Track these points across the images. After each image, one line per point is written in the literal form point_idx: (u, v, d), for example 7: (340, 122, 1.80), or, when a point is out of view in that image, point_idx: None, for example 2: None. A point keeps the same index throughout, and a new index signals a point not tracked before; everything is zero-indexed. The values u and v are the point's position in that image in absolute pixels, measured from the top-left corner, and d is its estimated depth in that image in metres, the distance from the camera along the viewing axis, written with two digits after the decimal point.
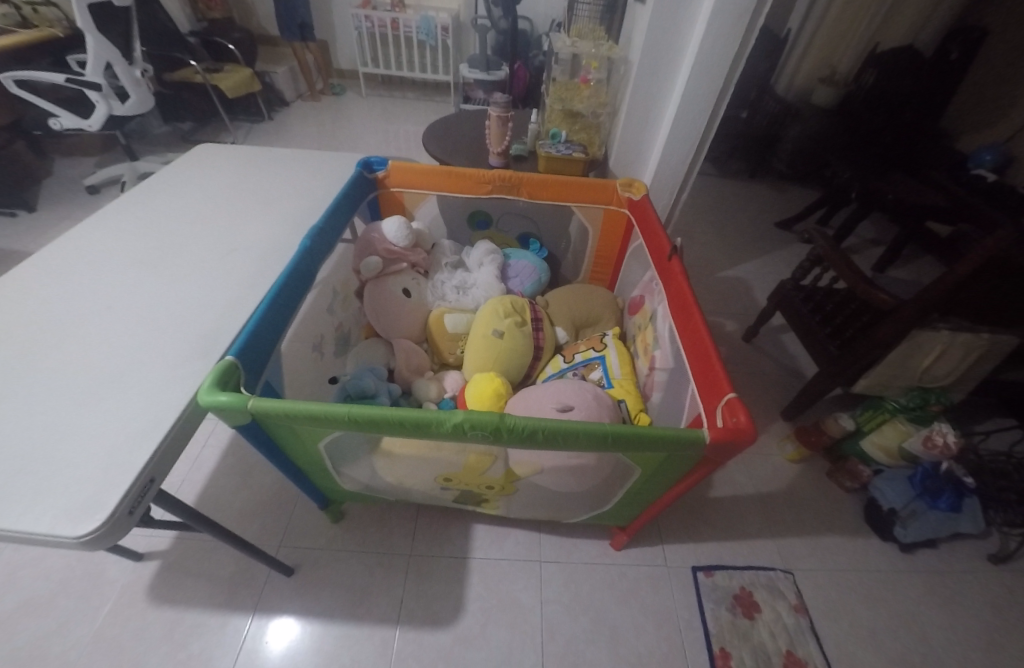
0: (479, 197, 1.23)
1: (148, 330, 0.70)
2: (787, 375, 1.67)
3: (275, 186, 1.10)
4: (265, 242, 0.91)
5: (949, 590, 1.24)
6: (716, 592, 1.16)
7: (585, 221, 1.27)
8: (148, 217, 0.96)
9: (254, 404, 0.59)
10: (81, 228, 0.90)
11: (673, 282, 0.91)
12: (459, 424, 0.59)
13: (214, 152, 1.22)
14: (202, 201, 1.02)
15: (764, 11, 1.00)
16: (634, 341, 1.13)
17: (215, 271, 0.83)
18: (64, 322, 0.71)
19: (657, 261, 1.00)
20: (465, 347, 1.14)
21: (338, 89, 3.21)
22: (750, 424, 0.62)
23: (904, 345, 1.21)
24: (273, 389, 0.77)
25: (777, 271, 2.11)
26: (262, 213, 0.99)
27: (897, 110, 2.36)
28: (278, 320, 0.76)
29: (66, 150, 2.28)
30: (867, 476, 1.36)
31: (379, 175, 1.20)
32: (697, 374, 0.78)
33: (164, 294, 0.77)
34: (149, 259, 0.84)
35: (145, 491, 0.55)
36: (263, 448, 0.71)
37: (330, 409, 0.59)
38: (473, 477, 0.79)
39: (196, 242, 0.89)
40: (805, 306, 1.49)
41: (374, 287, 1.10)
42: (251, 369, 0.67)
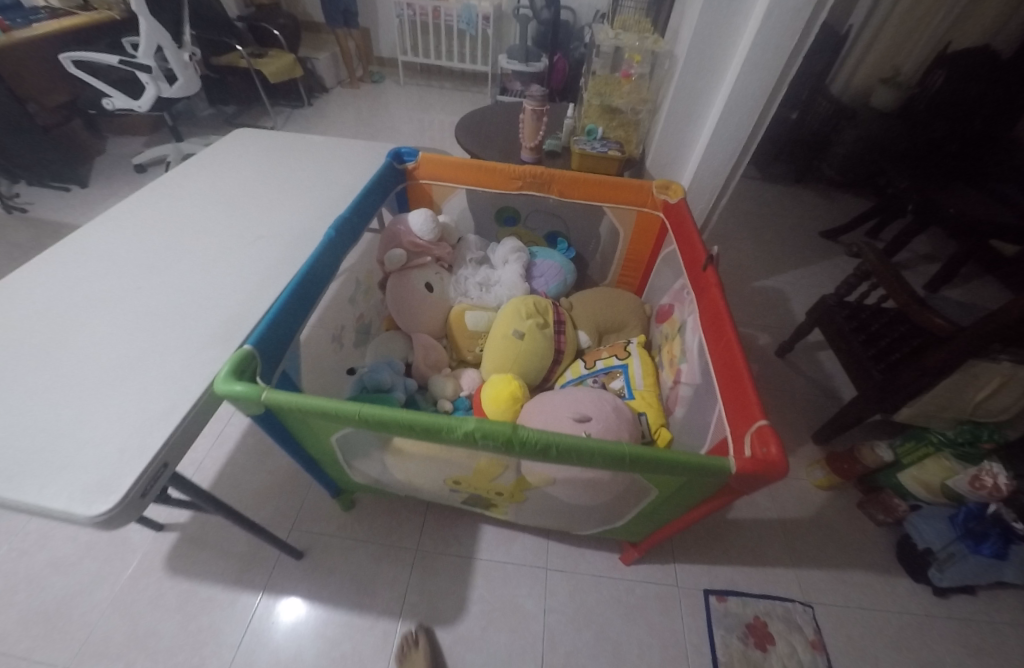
0: (509, 193, 1.20)
1: (174, 313, 0.71)
2: (821, 395, 1.58)
3: (306, 173, 1.10)
4: (292, 230, 0.91)
5: (985, 640, 1.15)
6: (728, 618, 1.12)
7: (616, 222, 1.22)
8: (184, 200, 0.98)
9: (267, 396, 0.58)
10: (119, 207, 0.92)
11: (705, 294, 0.86)
12: (471, 433, 0.57)
13: (250, 138, 1.23)
14: (235, 187, 1.03)
15: (828, 5, 0.93)
16: (660, 352, 1.09)
17: (241, 256, 0.83)
18: (97, 302, 0.72)
19: (690, 271, 0.95)
20: (484, 346, 1.12)
21: (377, 77, 3.23)
22: (782, 458, 0.58)
23: (958, 374, 1.12)
24: (290, 379, 0.77)
25: (819, 283, 1.99)
26: (292, 200, 1.00)
27: (965, 119, 2.20)
28: (298, 311, 0.75)
29: (118, 128, 2.38)
30: (902, 511, 1.27)
31: (409, 166, 1.19)
32: (726, 395, 0.74)
33: (192, 277, 0.78)
34: (180, 242, 0.86)
35: (158, 475, 0.55)
36: (276, 437, 0.71)
37: (342, 406, 0.58)
38: (483, 483, 0.77)
39: (226, 227, 0.90)
40: (848, 324, 1.39)
41: (398, 280, 1.09)
42: (268, 359, 0.67)
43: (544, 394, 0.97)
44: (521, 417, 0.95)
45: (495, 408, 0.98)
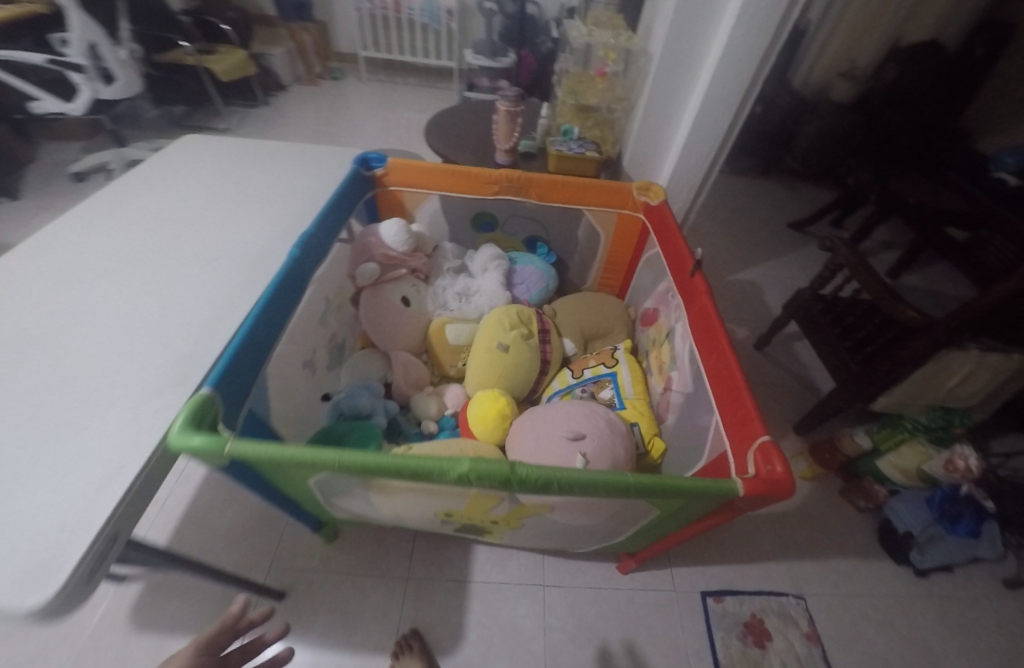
0: (485, 198, 1.15)
1: (118, 353, 0.64)
2: (800, 387, 1.61)
3: (265, 183, 1.02)
4: (251, 249, 0.83)
5: (966, 618, 1.19)
6: (725, 619, 1.12)
7: (596, 225, 1.19)
8: (125, 217, 0.89)
9: (231, 448, 0.52)
10: (47, 230, 0.82)
11: (695, 301, 0.84)
12: (463, 475, 0.52)
13: (199, 144, 1.13)
14: (184, 202, 0.94)
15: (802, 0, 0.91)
16: (648, 357, 1.06)
17: (194, 283, 0.75)
18: (26, 346, 0.64)
19: (677, 276, 0.92)
20: (467, 360, 1.08)
21: (338, 73, 3.09)
22: (788, 476, 0.56)
23: (930, 364, 1.14)
24: (257, 417, 0.70)
25: (792, 275, 2.03)
26: (250, 216, 0.92)
27: (916, 110, 2.26)
28: (263, 342, 0.69)
29: (51, 134, 2.18)
30: (882, 497, 1.30)
31: (378, 172, 1.12)
32: (723, 408, 0.71)
33: (137, 309, 0.70)
34: (123, 268, 0.77)
35: (107, 550, 0.49)
36: (246, 485, 0.64)
37: (317, 455, 0.52)
38: (476, 513, 0.73)
39: (176, 250, 0.81)
40: (824, 318, 1.41)
41: (371, 295, 1.03)
42: (230, 401, 0.60)
43: (535, 410, 0.94)
44: (511, 435, 0.91)
45: (483, 427, 0.94)
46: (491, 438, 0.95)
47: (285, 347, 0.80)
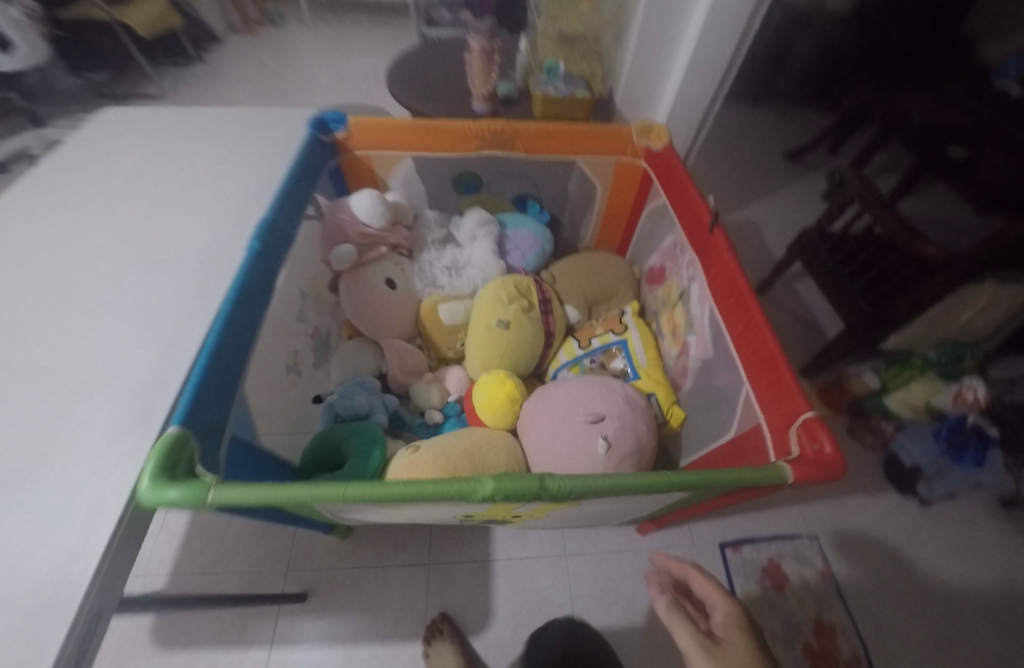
0: (466, 156, 1.02)
1: (65, 392, 0.54)
2: (805, 328, 1.57)
3: (209, 158, 0.87)
4: (204, 244, 0.72)
5: (971, 539, 1.23)
6: (744, 567, 1.14)
7: (591, 175, 1.08)
8: (49, 215, 0.75)
9: (215, 496, 0.47)
10: None
11: (715, 262, 0.76)
12: (485, 497, 0.47)
13: (124, 115, 0.96)
14: (115, 191, 0.80)
15: None
16: (659, 319, 0.99)
17: (143, 296, 0.64)
18: None
19: (692, 234, 0.84)
20: (465, 340, 0.99)
21: (277, 17, 2.73)
22: (838, 457, 0.50)
23: (944, 302, 1.10)
24: (243, 441, 0.63)
25: (789, 210, 1.94)
26: (196, 203, 0.78)
27: (915, 17, 2.08)
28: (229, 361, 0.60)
29: None
30: (890, 432, 1.29)
31: (339, 136, 0.96)
32: (756, 380, 0.65)
33: (77, 334, 0.60)
34: (55, 282, 0.66)
35: (93, 628, 0.44)
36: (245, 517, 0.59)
37: (313, 493, 0.47)
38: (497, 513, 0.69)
39: (114, 255, 0.69)
40: (832, 256, 1.34)
41: (351, 280, 0.92)
42: (203, 435, 0.54)
43: (545, 391, 0.88)
44: (521, 421, 0.86)
45: (491, 414, 0.88)
46: (501, 424, 0.89)
47: (261, 356, 0.71)
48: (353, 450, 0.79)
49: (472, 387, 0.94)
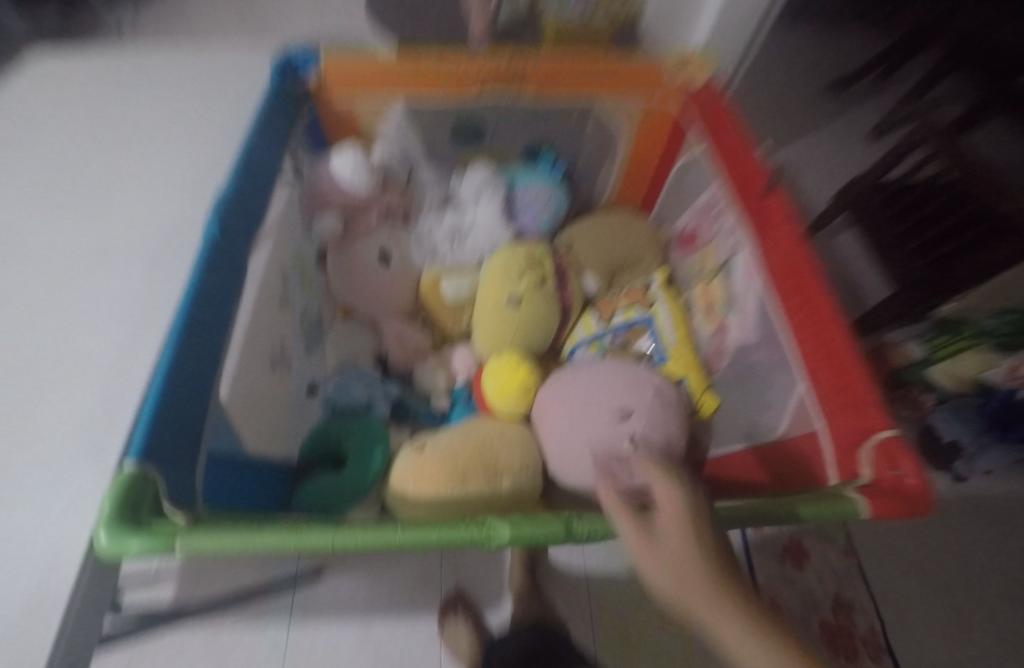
0: (467, 101, 0.86)
1: (3, 425, 0.52)
2: (843, 289, 1.44)
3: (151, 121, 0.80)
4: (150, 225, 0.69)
5: (1004, 515, 1.18)
6: (765, 546, 1.11)
7: (614, 122, 0.93)
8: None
9: (184, 545, 0.41)
10: None
11: (770, 234, 0.64)
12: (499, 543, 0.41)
13: (34, 76, 0.84)
14: (38, 180, 0.73)
15: None
16: (690, 291, 0.87)
17: (68, 314, 0.60)
18: None
19: (741, 198, 0.70)
20: (472, 318, 0.89)
21: None
22: (924, 486, 0.42)
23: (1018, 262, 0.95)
24: (222, 455, 0.56)
25: (832, 152, 1.73)
26: (139, 196, 0.73)
27: None
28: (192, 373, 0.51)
29: None
30: (928, 407, 1.19)
31: (311, 80, 0.82)
32: (818, 380, 0.55)
33: (13, 356, 0.57)
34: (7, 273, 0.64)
35: None
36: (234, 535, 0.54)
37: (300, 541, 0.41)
38: None
39: (44, 262, 0.65)
40: (884, 209, 1.20)
41: (341, 255, 0.83)
42: (169, 464, 0.47)
43: (564, 379, 0.80)
44: (537, 410, 0.79)
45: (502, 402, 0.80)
46: (514, 415, 0.81)
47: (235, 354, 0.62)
48: (353, 448, 0.72)
49: (480, 373, 0.85)
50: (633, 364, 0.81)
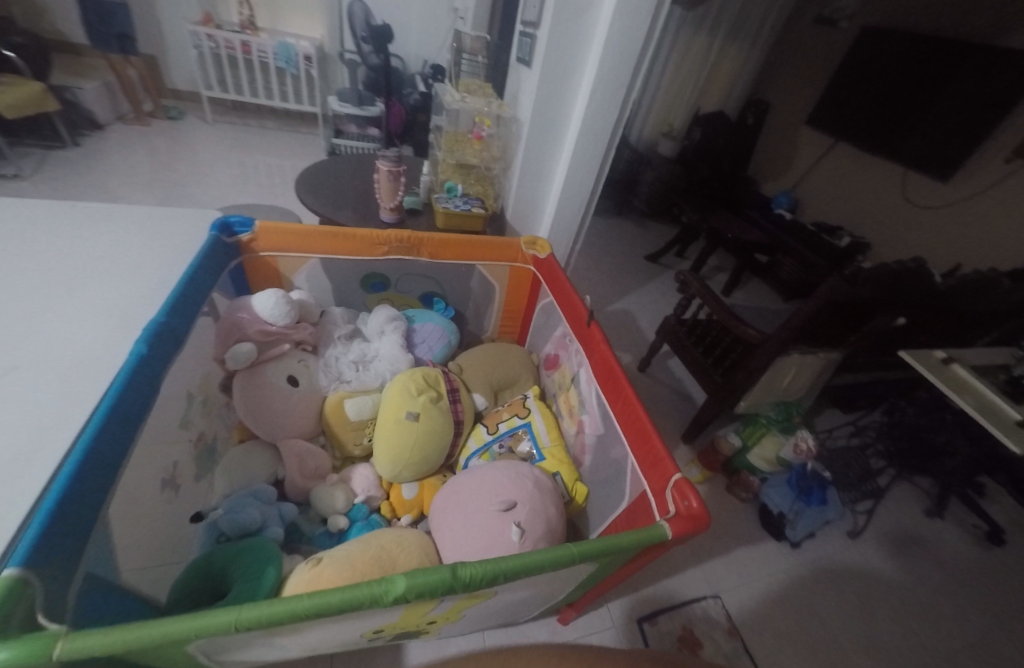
0: (375, 259, 1.09)
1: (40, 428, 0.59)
2: (678, 401, 1.79)
3: (58, 280, 0.79)
4: (75, 353, 0.69)
5: (856, 596, 1.37)
6: (663, 640, 1.12)
7: (490, 278, 1.21)
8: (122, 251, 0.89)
9: (63, 649, 0.38)
10: (24, 290, 0.76)
11: (587, 335, 0.92)
12: (400, 597, 0.46)
13: (141, 214, 1.01)
14: (121, 270, 0.85)
15: (625, 117, 1.19)
16: (557, 400, 1.09)
17: (99, 367, 0.68)
18: (61, 391, 0.64)
19: (572, 323, 0.99)
20: (373, 435, 0.98)
21: (174, 113, 2.77)
22: (703, 509, 0.62)
23: (792, 352, 1.37)
24: (102, 579, 0.54)
25: (655, 302, 2.34)
26: (122, 299, 0.80)
27: (718, 162, 3.06)
28: (89, 489, 0.52)
29: None
30: (757, 486, 1.48)
31: (243, 238, 0.98)
32: (633, 441, 0.77)
33: (82, 385, 0.65)
34: (111, 308, 0.78)
35: None
36: None
37: (205, 622, 0.41)
38: (411, 620, 0.63)
39: (75, 326, 0.73)
40: (690, 338, 1.66)
41: (248, 380, 0.88)
42: (50, 574, 0.45)
43: (454, 481, 0.89)
44: None
45: None
46: None
47: (142, 458, 0.65)
48: (239, 574, 0.67)
49: None
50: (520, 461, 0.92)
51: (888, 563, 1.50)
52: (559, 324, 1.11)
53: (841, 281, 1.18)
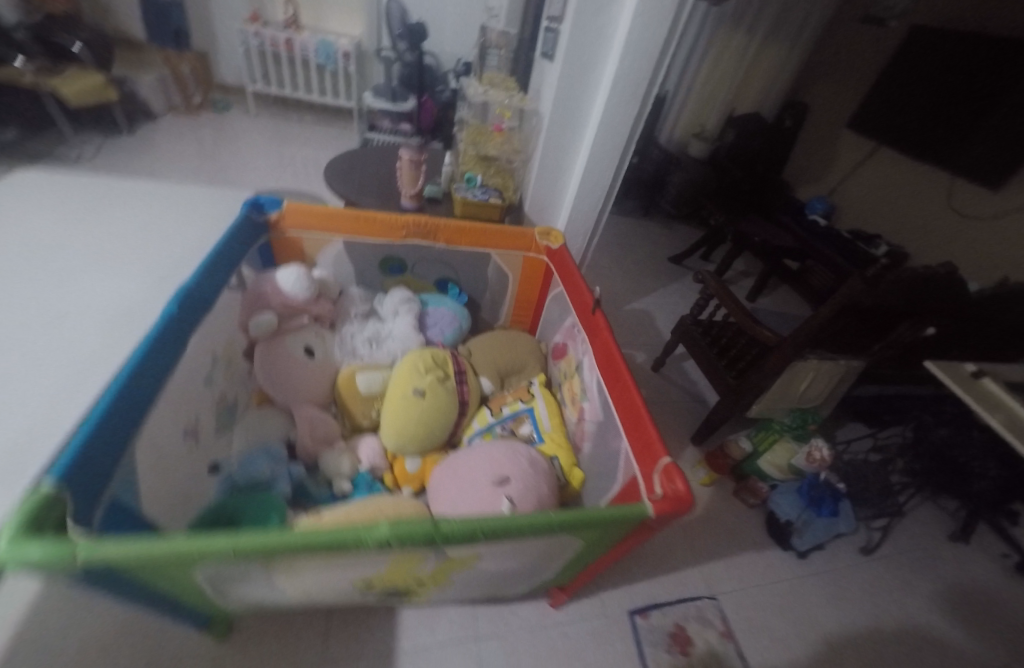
0: (393, 243, 1.14)
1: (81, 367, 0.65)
2: (691, 402, 1.78)
3: (102, 247, 0.86)
4: (115, 308, 0.77)
5: (863, 612, 1.33)
6: (654, 635, 1.12)
7: (504, 267, 1.23)
8: (163, 222, 0.97)
9: (86, 553, 0.43)
10: (76, 251, 0.84)
11: (591, 322, 0.94)
12: (383, 540, 0.49)
13: (180, 190, 1.09)
14: (159, 238, 0.93)
15: (645, 114, 1.20)
16: (561, 387, 1.11)
17: (137, 320, 0.75)
18: (102, 338, 0.71)
19: (579, 311, 1.01)
20: (381, 409, 1.02)
21: (222, 105, 2.93)
22: (688, 492, 0.62)
23: (809, 355, 1.34)
24: (125, 507, 0.60)
25: (675, 303, 2.32)
26: (159, 264, 0.87)
27: (751, 165, 2.99)
28: (119, 424, 0.58)
29: None
30: (765, 492, 1.46)
31: (272, 217, 1.05)
32: (627, 426, 0.78)
33: (122, 335, 0.73)
34: (151, 271, 0.85)
35: None
36: (111, 594, 0.52)
37: (208, 543, 0.46)
38: (400, 575, 0.67)
39: (117, 285, 0.80)
40: (704, 338, 1.64)
41: (268, 348, 0.95)
42: (80, 491, 0.50)
43: (451, 456, 0.92)
44: None
45: None
46: None
47: (168, 406, 0.71)
48: (248, 520, 0.72)
49: None
50: (518, 443, 0.93)
51: (903, 581, 1.44)
52: (568, 315, 1.13)
53: (862, 283, 1.14)
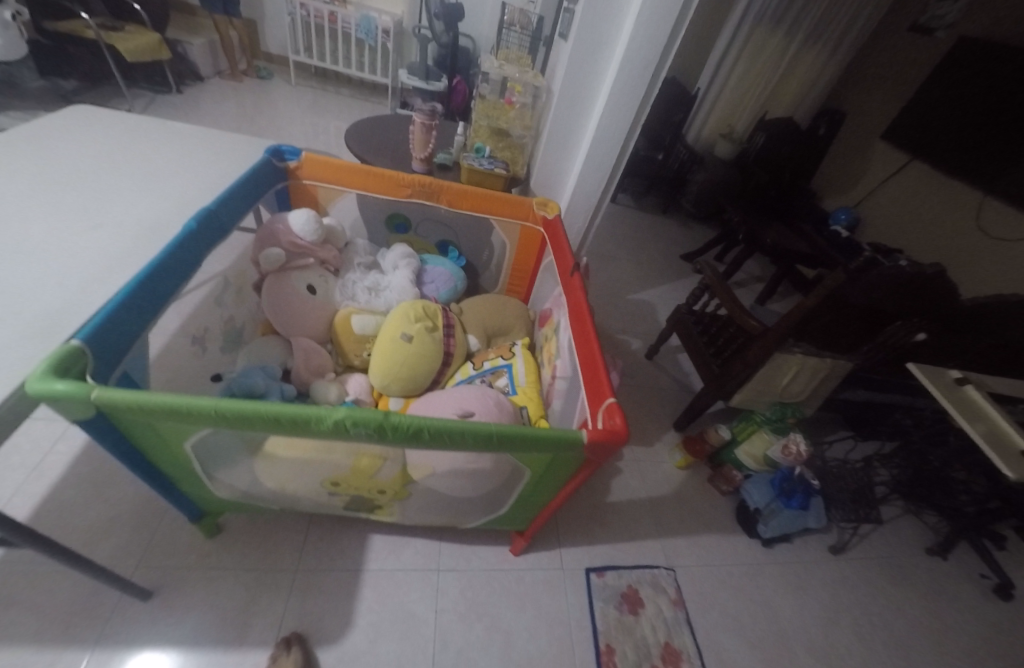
0: (399, 200, 1.22)
1: (111, 261, 0.76)
2: (679, 391, 1.82)
3: (139, 172, 0.97)
4: (145, 220, 0.86)
5: (819, 604, 1.35)
6: (606, 591, 1.18)
7: (502, 234, 1.30)
8: (194, 158, 1.08)
9: (99, 394, 0.53)
10: (116, 173, 0.94)
11: (569, 284, 1.00)
12: (340, 421, 0.57)
13: (210, 134, 1.19)
14: (189, 170, 1.03)
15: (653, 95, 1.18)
16: (541, 351, 1.18)
17: (163, 231, 0.85)
18: (131, 241, 0.81)
19: (561, 275, 1.07)
20: (371, 350, 1.11)
21: (264, 73, 3.08)
22: (623, 426, 0.68)
23: (794, 348, 1.36)
24: (135, 384, 0.70)
25: (679, 298, 2.35)
26: (186, 190, 0.97)
27: (779, 170, 2.95)
28: (138, 311, 0.68)
29: (34, 100, 2.12)
30: (738, 480, 1.49)
31: (291, 165, 1.15)
32: (585, 375, 0.83)
33: (149, 241, 0.83)
34: (178, 195, 0.95)
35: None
36: (117, 448, 0.63)
37: (194, 402, 0.54)
38: (363, 481, 0.76)
39: (151, 202, 0.91)
40: (696, 328, 1.68)
41: (274, 281, 1.04)
42: (98, 354, 0.60)
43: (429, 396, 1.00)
44: None
45: None
46: None
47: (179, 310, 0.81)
48: None
49: None
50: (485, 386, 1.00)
51: (869, 584, 1.46)
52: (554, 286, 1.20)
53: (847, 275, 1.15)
